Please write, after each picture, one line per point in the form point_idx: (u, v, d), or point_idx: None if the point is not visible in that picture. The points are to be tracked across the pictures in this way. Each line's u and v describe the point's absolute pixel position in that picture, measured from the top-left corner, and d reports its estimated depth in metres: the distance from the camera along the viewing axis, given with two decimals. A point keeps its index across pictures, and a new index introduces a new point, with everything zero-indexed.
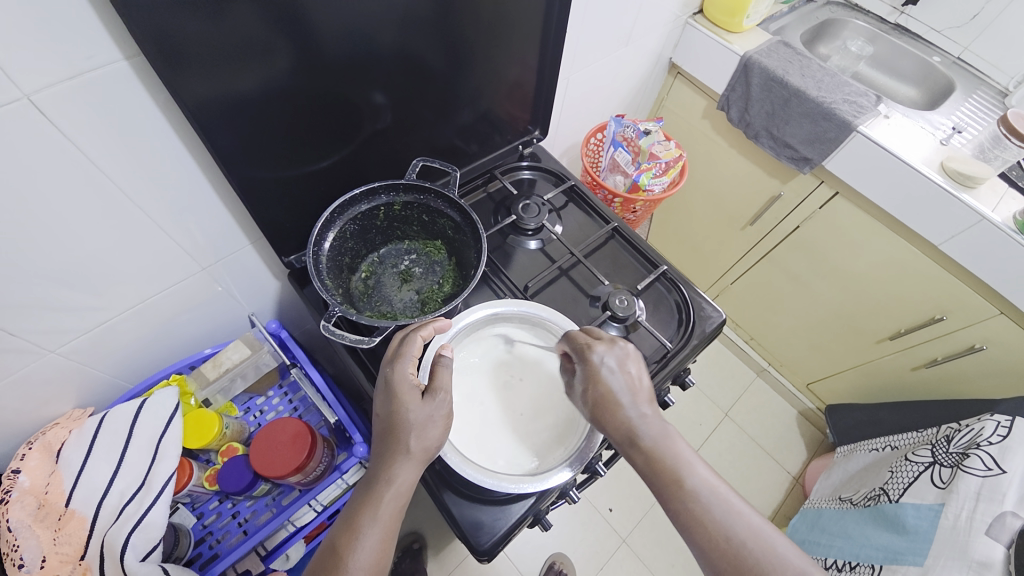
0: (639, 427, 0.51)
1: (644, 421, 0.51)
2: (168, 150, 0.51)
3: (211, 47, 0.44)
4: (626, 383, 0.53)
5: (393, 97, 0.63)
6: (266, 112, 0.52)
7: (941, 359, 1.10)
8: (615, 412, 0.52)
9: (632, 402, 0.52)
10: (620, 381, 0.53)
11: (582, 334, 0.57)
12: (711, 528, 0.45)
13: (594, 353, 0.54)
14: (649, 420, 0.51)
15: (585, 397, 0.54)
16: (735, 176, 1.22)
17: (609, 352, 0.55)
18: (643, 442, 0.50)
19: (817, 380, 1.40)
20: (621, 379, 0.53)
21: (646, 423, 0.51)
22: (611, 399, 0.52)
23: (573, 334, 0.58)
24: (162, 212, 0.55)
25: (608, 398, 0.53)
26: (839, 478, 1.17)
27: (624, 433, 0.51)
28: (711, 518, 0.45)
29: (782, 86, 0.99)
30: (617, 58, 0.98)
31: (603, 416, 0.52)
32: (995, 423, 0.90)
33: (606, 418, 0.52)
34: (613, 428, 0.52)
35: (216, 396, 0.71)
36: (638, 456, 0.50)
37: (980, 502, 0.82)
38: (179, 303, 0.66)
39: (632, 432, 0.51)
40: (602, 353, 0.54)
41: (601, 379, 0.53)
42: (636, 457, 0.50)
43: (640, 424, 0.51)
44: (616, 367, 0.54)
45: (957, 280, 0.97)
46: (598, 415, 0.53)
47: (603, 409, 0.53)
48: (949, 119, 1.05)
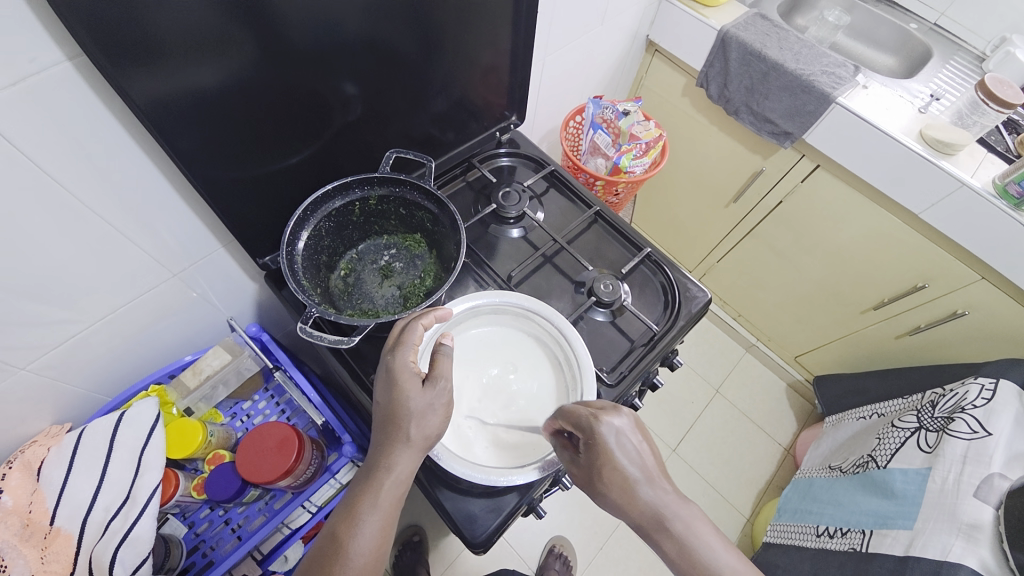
0: (662, 507, 0.47)
1: (668, 500, 0.47)
2: (125, 154, 0.48)
3: (157, 43, 0.41)
4: (641, 458, 0.49)
5: (363, 87, 0.61)
6: (227, 109, 0.50)
7: (924, 327, 1.11)
8: (637, 496, 0.47)
9: (651, 483, 0.48)
10: (636, 458, 0.49)
11: (583, 406, 0.52)
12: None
13: (606, 428, 0.49)
14: (670, 499, 0.47)
15: (600, 481, 0.49)
16: (717, 153, 1.21)
17: (619, 423, 0.50)
18: (671, 525, 0.46)
19: (805, 352, 1.42)
20: (637, 455, 0.49)
21: (668, 502, 0.47)
22: (630, 481, 0.48)
23: (571, 406, 0.53)
24: (126, 219, 0.53)
25: (626, 479, 0.48)
26: (828, 447, 1.19)
27: (649, 516, 0.47)
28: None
29: (760, 60, 0.97)
30: (593, 38, 0.96)
31: (624, 501, 0.48)
32: (978, 387, 0.92)
33: (627, 502, 0.48)
34: (635, 513, 0.47)
35: (199, 404, 0.69)
36: (668, 544, 0.46)
37: (966, 465, 0.83)
38: (152, 312, 0.64)
39: (658, 516, 0.46)
40: (612, 425, 0.50)
41: (616, 459, 0.49)
42: (664, 542, 0.46)
43: (665, 505, 0.47)
44: (629, 443, 0.49)
45: (939, 248, 0.98)
46: (617, 498, 0.48)
47: (622, 492, 0.48)
48: (927, 86, 1.04)
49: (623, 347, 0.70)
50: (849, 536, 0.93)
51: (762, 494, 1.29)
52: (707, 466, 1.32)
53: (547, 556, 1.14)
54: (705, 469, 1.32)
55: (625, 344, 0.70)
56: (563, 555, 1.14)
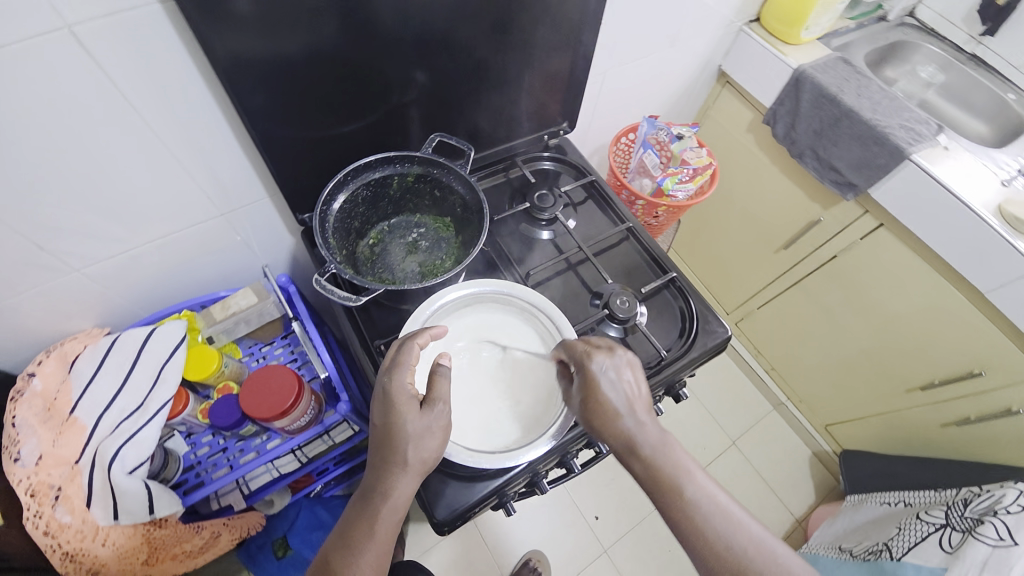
0: (637, 436, 0.50)
1: (650, 429, 0.50)
2: (197, 96, 0.54)
3: (247, 6, 0.46)
4: (627, 390, 0.52)
5: (431, 75, 0.64)
6: (296, 75, 0.54)
7: (974, 419, 1.01)
8: (616, 423, 0.51)
9: (634, 414, 0.51)
10: (621, 391, 0.52)
11: (580, 342, 0.56)
12: (714, 544, 0.45)
13: (595, 363, 0.53)
14: (648, 429, 0.50)
15: (584, 409, 0.52)
16: (775, 195, 1.17)
17: (610, 361, 0.53)
18: (642, 450, 0.49)
19: (837, 422, 1.32)
20: (625, 391, 0.52)
21: (646, 434, 0.50)
22: (611, 411, 0.51)
23: (572, 341, 0.57)
24: (188, 154, 0.58)
25: (607, 409, 0.51)
26: (842, 526, 1.11)
27: (626, 443, 0.50)
28: (722, 536, 0.45)
29: (834, 104, 0.93)
30: (661, 59, 0.96)
31: (601, 428, 0.51)
32: (1017, 491, 0.82)
33: (605, 428, 0.51)
34: (612, 437, 0.51)
35: (221, 335, 0.73)
36: (643, 470, 0.49)
37: (985, 573, 0.75)
38: (198, 245, 0.70)
39: (633, 445, 0.50)
40: (602, 362, 0.53)
41: (600, 389, 0.52)
42: (635, 465, 0.50)
43: (640, 434, 0.50)
44: (617, 375, 0.52)
45: (1006, 338, 0.89)
46: (596, 424, 0.52)
47: (604, 421, 0.51)
48: (1019, 159, 0.96)
49: None
50: None
51: None
52: None
53: (520, 568, 1.12)
54: None
55: None
56: (537, 569, 1.12)
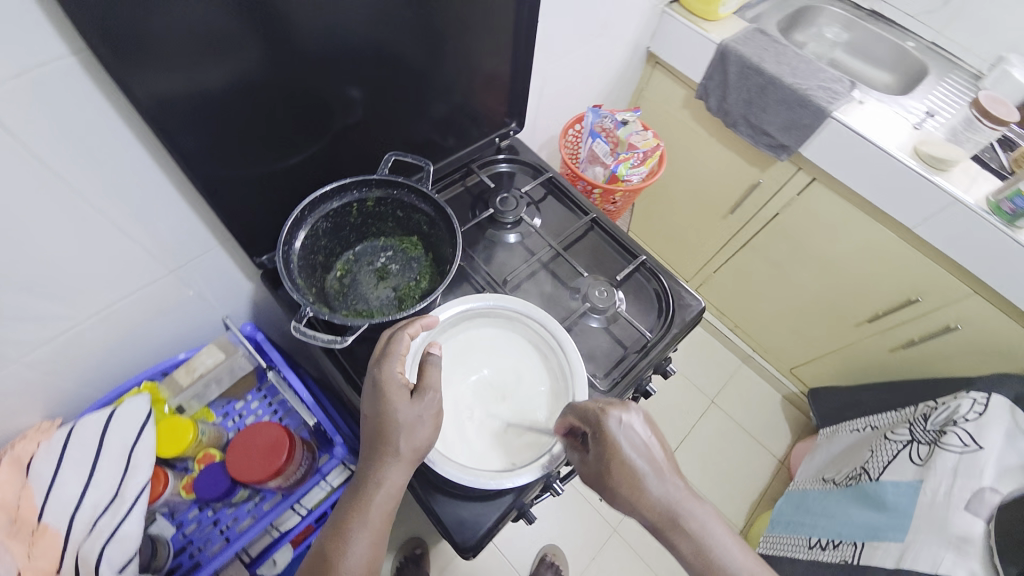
0: (674, 506, 0.48)
1: (683, 495, 0.49)
2: (126, 150, 0.49)
3: (167, 42, 0.42)
4: (649, 450, 0.51)
5: (367, 92, 0.61)
6: (231, 110, 0.50)
7: (918, 341, 1.11)
8: (649, 493, 0.49)
9: (663, 478, 0.50)
10: (647, 454, 0.51)
11: (591, 402, 0.54)
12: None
13: (617, 426, 0.51)
14: (683, 496, 0.49)
15: (609, 476, 0.50)
16: (716, 164, 1.22)
17: (630, 421, 0.52)
18: (682, 522, 0.47)
19: (800, 364, 1.42)
20: (649, 455, 0.51)
21: (682, 501, 0.49)
22: (641, 477, 0.49)
23: (583, 403, 0.55)
24: (123, 214, 0.53)
25: (637, 476, 0.49)
26: (823, 460, 1.19)
27: (663, 514, 0.48)
28: None
29: (758, 74, 0.99)
30: (594, 48, 0.97)
31: (633, 498, 0.49)
32: (970, 400, 0.92)
33: (638, 501, 0.49)
34: (648, 510, 0.48)
35: (192, 402, 0.69)
36: (684, 545, 0.47)
37: (957, 477, 0.84)
38: (147, 309, 0.64)
39: (671, 516, 0.48)
40: (623, 422, 0.52)
41: (626, 454, 0.50)
42: (677, 541, 0.47)
43: (677, 503, 0.48)
44: (639, 439, 0.51)
45: (935, 264, 0.98)
46: (628, 495, 0.49)
47: (635, 491, 0.49)
48: (923, 103, 1.06)
49: (616, 354, 0.70)
50: (841, 549, 0.92)
51: (756, 506, 1.29)
52: (701, 478, 1.31)
53: (539, 564, 1.13)
54: (699, 480, 1.31)
55: (618, 351, 0.71)
56: (555, 564, 1.13)
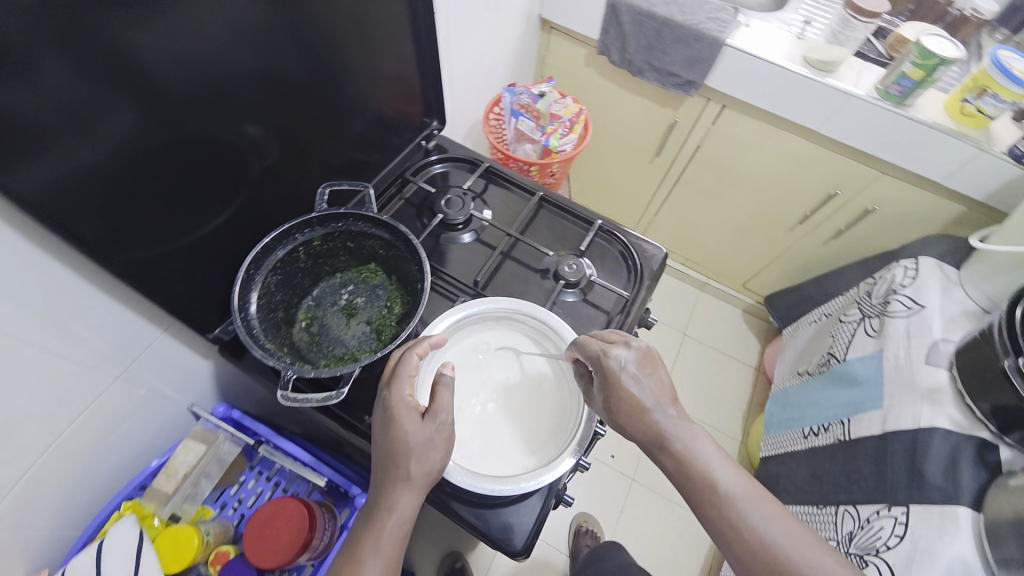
0: (665, 431, 0.52)
1: (676, 420, 0.53)
2: (25, 261, 0.42)
3: (25, 123, 0.36)
4: (648, 383, 0.54)
5: (266, 127, 0.56)
6: (127, 183, 0.44)
7: (845, 229, 1.22)
8: (644, 420, 0.53)
9: (660, 404, 0.53)
10: (643, 387, 0.53)
11: (593, 339, 0.57)
12: (743, 533, 0.47)
13: (615, 362, 0.53)
14: (675, 422, 0.52)
15: (610, 405, 0.54)
16: (631, 114, 1.26)
17: (628, 357, 0.54)
18: (671, 444, 0.52)
19: (751, 277, 1.52)
20: (647, 384, 0.54)
21: (674, 425, 0.52)
22: (637, 406, 0.53)
23: (583, 339, 0.56)
24: (44, 333, 0.46)
25: (634, 406, 0.53)
26: (792, 356, 1.29)
27: (656, 434, 0.52)
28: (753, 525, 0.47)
29: (650, 19, 1.01)
30: (489, 27, 0.95)
31: (626, 423, 0.53)
32: (903, 268, 1.03)
33: (634, 423, 0.53)
34: (641, 431, 0.53)
35: (184, 505, 0.62)
36: (675, 461, 0.51)
37: (912, 338, 0.93)
38: (103, 425, 0.57)
39: (663, 439, 0.52)
40: (622, 358, 0.53)
41: (624, 386, 0.53)
42: (664, 460, 0.52)
43: (668, 428, 0.52)
44: (638, 370, 0.54)
45: (844, 156, 1.07)
46: (622, 420, 0.53)
47: (631, 417, 0.53)
48: (799, 13, 1.13)
49: (602, 321, 0.72)
50: (832, 429, 1.02)
51: (748, 415, 1.39)
52: (695, 406, 1.39)
53: (576, 536, 1.15)
54: (694, 409, 1.39)
55: (603, 318, 0.72)
56: (592, 530, 1.16)
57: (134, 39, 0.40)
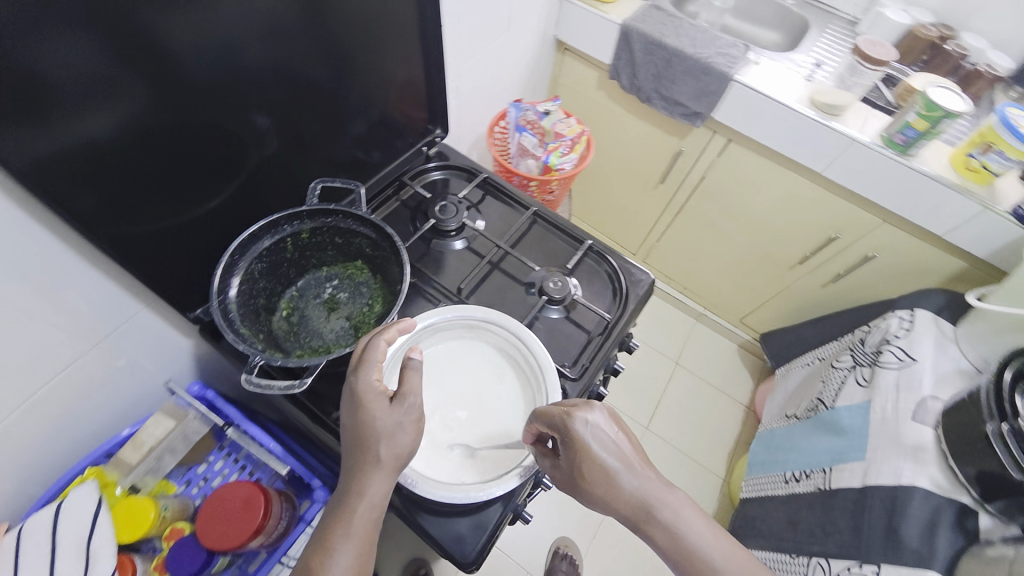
0: (646, 497, 0.50)
1: (654, 484, 0.51)
2: (14, 224, 0.44)
3: (32, 94, 0.38)
4: (618, 447, 0.52)
5: (276, 119, 0.58)
6: (127, 159, 0.46)
7: (844, 273, 1.21)
8: (619, 486, 0.50)
9: (632, 470, 0.51)
10: (613, 451, 0.51)
11: (556, 406, 0.54)
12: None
13: (579, 423, 0.51)
14: (654, 486, 0.51)
15: (582, 477, 0.51)
16: (639, 140, 1.27)
17: (594, 418, 0.52)
18: (656, 514, 0.49)
19: (749, 314, 1.50)
20: (617, 451, 0.52)
21: (653, 491, 0.50)
22: (611, 471, 0.51)
23: (543, 408, 0.54)
24: (25, 295, 0.48)
25: (607, 472, 0.51)
26: (782, 397, 1.27)
27: (636, 506, 0.50)
28: None
29: (661, 48, 1.03)
30: (502, 43, 0.98)
31: (604, 492, 0.50)
32: (898, 319, 1.02)
33: (611, 493, 0.50)
34: (620, 501, 0.50)
35: (146, 478, 0.63)
36: (658, 535, 0.49)
37: (901, 392, 0.92)
38: (75, 391, 0.58)
39: (643, 508, 0.49)
40: (587, 421, 0.51)
41: (594, 452, 0.51)
42: (649, 531, 0.49)
43: (647, 494, 0.50)
44: (607, 436, 0.52)
45: (846, 201, 1.07)
46: (602, 491, 0.51)
47: (606, 486, 0.50)
48: (810, 55, 1.14)
49: (580, 341, 0.72)
50: (813, 477, 1.00)
51: (733, 453, 1.36)
52: (680, 438, 1.37)
53: (552, 558, 1.14)
54: (679, 440, 1.37)
55: (582, 337, 0.72)
56: (568, 554, 1.15)
57: (151, 26, 0.43)
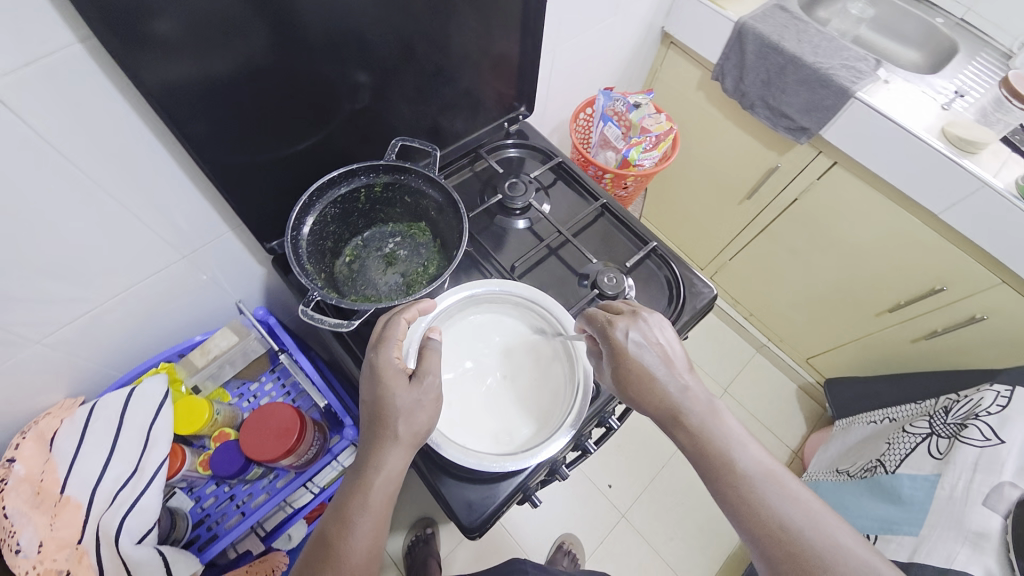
0: (679, 403, 0.50)
1: (695, 390, 0.51)
2: (138, 137, 0.50)
3: (169, 25, 0.42)
4: (659, 354, 0.52)
5: (374, 76, 0.61)
6: (237, 96, 0.51)
7: (941, 331, 1.08)
8: (654, 389, 0.51)
9: (673, 375, 0.51)
10: (653, 357, 0.52)
11: (602, 312, 0.56)
12: (762, 516, 0.43)
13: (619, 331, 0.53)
14: (690, 395, 0.50)
15: (617, 379, 0.53)
16: (732, 149, 1.19)
17: (634, 327, 0.53)
18: (686, 418, 0.49)
19: (817, 354, 1.39)
20: (660, 355, 0.52)
21: (688, 399, 0.50)
22: (647, 375, 0.51)
23: (592, 313, 0.57)
24: (137, 201, 0.54)
25: (641, 375, 0.51)
26: (836, 451, 1.17)
27: (667, 411, 0.50)
28: (775, 503, 0.44)
29: (777, 53, 0.95)
30: (606, 29, 0.95)
31: (637, 394, 0.51)
32: (994, 393, 0.89)
33: (644, 396, 0.51)
34: (652, 405, 0.51)
35: (206, 382, 0.71)
36: (686, 439, 0.49)
37: (977, 472, 0.81)
38: (163, 292, 0.66)
39: (676, 412, 0.50)
40: (628, 328, 0.53)
41: (630, 356, 0.52)
42: (679, 435, 0.49)
43: (681, 400, 0.50)
44: (650, 342, 0.53)
45: (960, 252, 0.95)
46: (633, 393, 0.51)
47: (639, 388, 0.51)
48: (951, 82, 1.01)
49: None
50: None
51: None
52: None
53: (555, 551, 1.14)
54: None
55: None
56: (572, 552, 1.14)
57: None
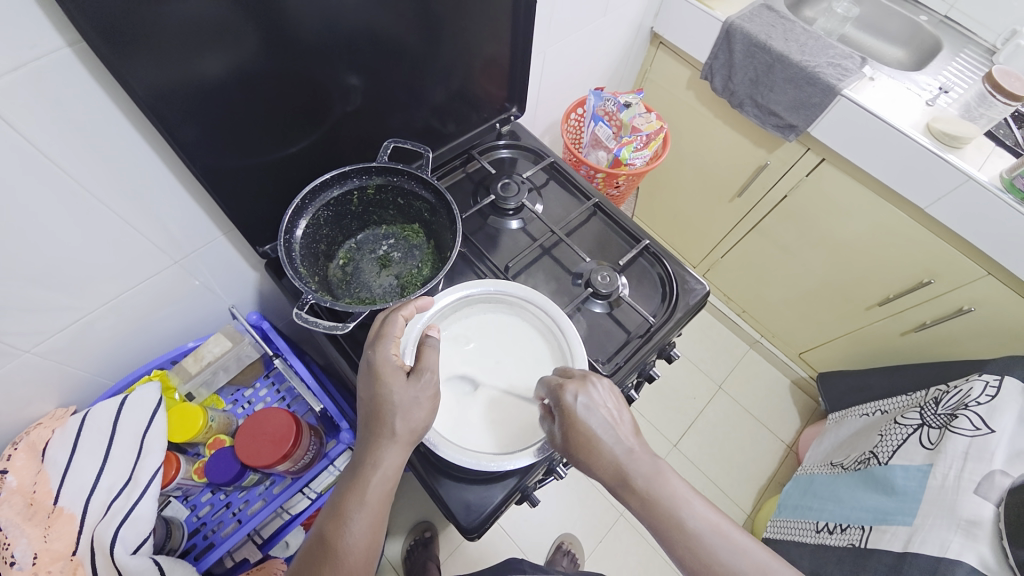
0: (628, 465, 0.50)
1: (639, 453, 0.50)
2: (127, 141, 0.49)
3: (160, 29, 0.42)
4: (608, 420, 0.51)
5: (365, 78, 0.61)
6: (228, 99, 0.50)
7: (929, 323, 1.10)
8: (603, 455, 0.50)
9: (618, 440, 0.51)
10: (603, 424, 0.51)
11: (556, 376, 0.54)
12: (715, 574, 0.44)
13: (569, 396, 0.51)
14: (639, 458, 0.50)
15: (568, 446, 0.51)
16: (723, 147, 1.20)
17: (584, 392, 0.52)
18: (636, 482, 0.49)
19: (809, 349, 1.41)
20: (608, 421, 0.51)
21: (636, 462, 0.50)
22: (597, 442, 0.50)
23: (550, 377, 0.55)
24: (127, 206, 0.54)
25: (590, 440, 0.50)
26: (830, 444, 1.18)
27: (618, 475, 0.50)
28: (720, 560, 0.45)
29: (765, 52, 0.96)
30: (596, 29, 0.95)
31: (588, 461, 0.50)
32: (983, 384, 0.91)
33: (594, 463, 0.50)
34: (602, 470, 0.50)
35: (200, 389, 0.71)
36: (637, 501, 0.49)
37: (968, 461, 0.82)
38: (155, 299, 0.65)
39: (625, 476, 0.49)
40: (578, 394, 0.51)
41: (581, 422, 0.51)
42: (631, 499, 0.49)
43: (631, 463, 0.50)
44: (598, 408, 0.51)
45: (948, 245, 0.96)
46: (585, 461, 0.50)
47: (589, 455, 0.50)
48: (936, 79, 1.03)
49: (619, 339, 0.70)
50: (849, 532, 0.92)
51: (763, 491, 1.29)
52: (708, 463, 1.32)
53: (554, 552, 1.15)
54: (706, 465, 1.31)
55: (621, 336, 0.70)
56: (570, 551, 1.14)
57: None
